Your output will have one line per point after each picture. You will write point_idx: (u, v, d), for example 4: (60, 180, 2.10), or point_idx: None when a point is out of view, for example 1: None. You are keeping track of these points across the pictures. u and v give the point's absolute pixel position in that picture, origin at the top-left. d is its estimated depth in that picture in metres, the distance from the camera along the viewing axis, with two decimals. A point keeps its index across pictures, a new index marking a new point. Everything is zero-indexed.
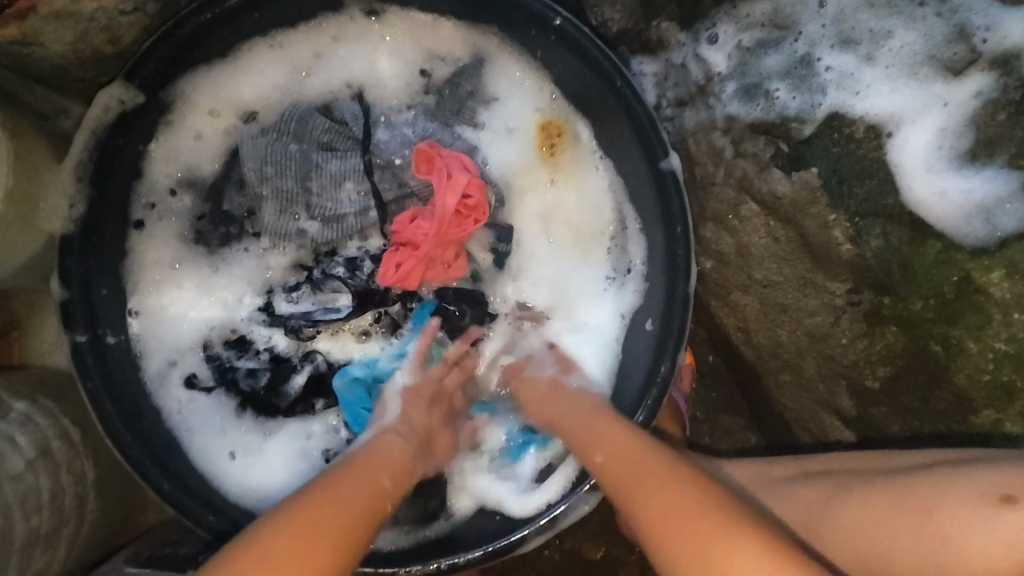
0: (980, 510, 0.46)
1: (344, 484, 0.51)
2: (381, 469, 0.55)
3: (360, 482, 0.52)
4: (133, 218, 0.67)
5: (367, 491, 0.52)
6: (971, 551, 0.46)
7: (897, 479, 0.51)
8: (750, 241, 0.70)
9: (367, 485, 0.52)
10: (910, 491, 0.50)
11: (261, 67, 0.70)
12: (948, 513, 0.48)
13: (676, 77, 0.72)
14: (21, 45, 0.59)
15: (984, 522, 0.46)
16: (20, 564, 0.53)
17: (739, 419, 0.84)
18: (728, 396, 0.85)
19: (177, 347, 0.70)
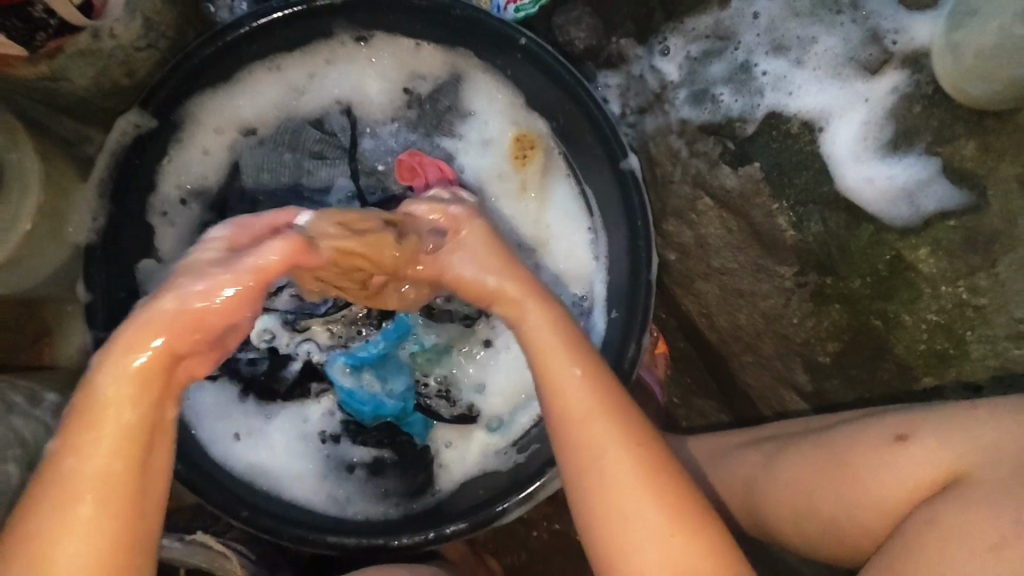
0: (879, 451, 0.54)
1: (105, 460, 0.45)
2: (91, 449, 0.46)
3: (92, 496, 0.45)
4: (150, 227, 0.75)
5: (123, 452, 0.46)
6: (875, 487, 0.53)
7: (818, 437, 0.60)
8: (707, 233, 0.76)
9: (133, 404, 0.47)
10: (836, 441, 0.58)
11: (260, 89, 0.78)
12: (866, 457, 0.55)
13: (636, 88, 0.79)
14: (51, 81, 0.66)
15: (881, 460, 0.54)
16: None
17: (711, 403, 0.90)
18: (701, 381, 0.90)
19: None
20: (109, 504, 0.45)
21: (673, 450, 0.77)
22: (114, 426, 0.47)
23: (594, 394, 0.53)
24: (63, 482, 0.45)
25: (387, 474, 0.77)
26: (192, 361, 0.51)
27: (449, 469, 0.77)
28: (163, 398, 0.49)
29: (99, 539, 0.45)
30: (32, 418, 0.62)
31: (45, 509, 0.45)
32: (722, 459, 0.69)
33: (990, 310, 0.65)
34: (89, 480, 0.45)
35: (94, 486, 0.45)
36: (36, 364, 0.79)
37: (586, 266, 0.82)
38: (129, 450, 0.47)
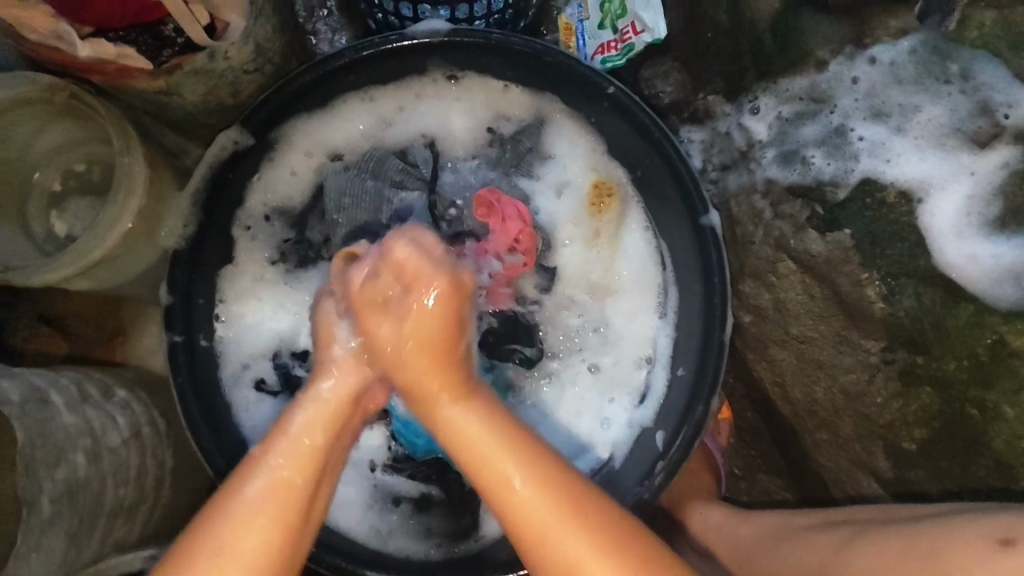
0: (984, 552, 0.49)
1: (272, 491, 0.49)
2: (278, 461, 0.51)
3: (269, 500, 0.49)
4: (232, 238, 0.77)
5: (294, 492, 0.50)
6: None
7: (906, 528, 0.55)
8: (787, 297, 0.73)
9: (302, 448, 0.51)
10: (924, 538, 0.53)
11: (351, 117, 0.81)
12: (961, 560, 0.50)
13: (721, 144, 0.80)
14: (164, 95, 0.70)
15: (987, 564, 0.48)
16: (106, 526, 0.60)
17: (776, 479, 0.84)
18: (765, 456, 0.86)
19: (252, 352, 0.77)
20: (270, 531, 0.48)
21: (734, 525, 0.72)
22: (300, 448, 0.51)
23: (495, 435, 0.51)
24: (253, 486, 0.50)
25: (432, 511, 0.74)
26: (362, 411, 0.56)
27: (494, 515, 0.74)
28: (342, 431, 0.54)
29: (260, 545, 0.48)
30: (102, 411, 0.63)
31: (222, 505, 0.49)
32: (788, 540, 0.64)
33: None
34: (250, 511, 0.48)
35: (257, 520, 0.48)
36: (108, 360, 0.82)
37: (654, 319, 0.80)
38: (310, 473, 0.51)
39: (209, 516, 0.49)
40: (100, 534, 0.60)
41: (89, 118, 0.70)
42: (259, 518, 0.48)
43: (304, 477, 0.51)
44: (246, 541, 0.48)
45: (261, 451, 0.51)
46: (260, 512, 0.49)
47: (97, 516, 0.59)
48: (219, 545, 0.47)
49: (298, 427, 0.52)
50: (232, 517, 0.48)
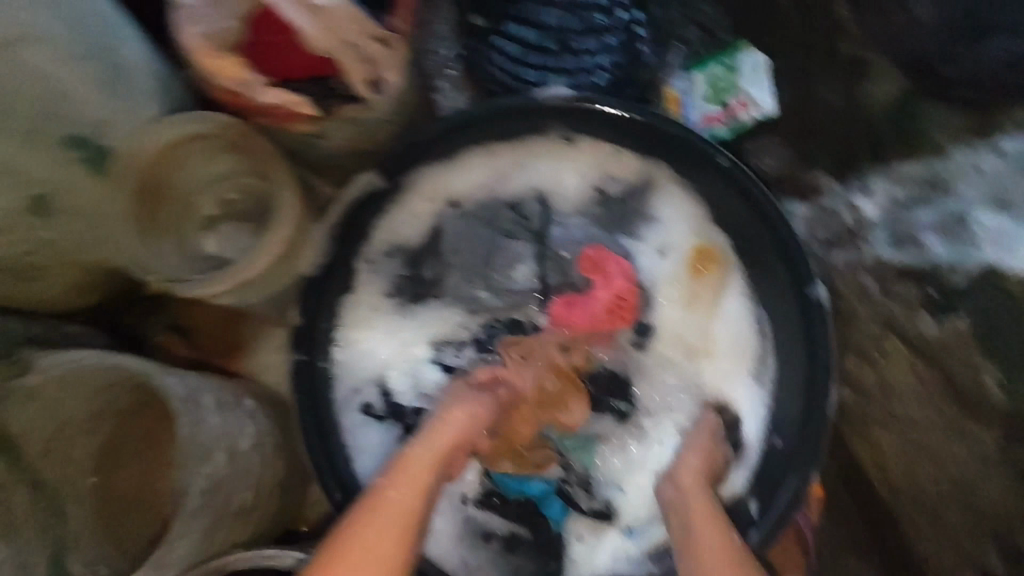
0: None
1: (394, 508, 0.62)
2: (400, 488, 0.64)
3: (390, 515, 0.62)
4: (353, 270, 0.82)
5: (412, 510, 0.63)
6: None
7: None
8: (894, 378, 0.74)
9: (417, 475, 0.66)
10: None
11: (471, 168, 0.85)
12: None
13: (825, 220, 0.81)
14: (313, 138, 0.77)
15: None
16: (230, 524, 0.64)
17: (869, 564, 0.79)
18: (865, 540, 0.79)
19: (361, 378, 0.81)
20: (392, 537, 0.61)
21: None
22: (417, 477, 0.66)
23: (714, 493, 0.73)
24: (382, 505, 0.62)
25: (521, 550, 0.78)
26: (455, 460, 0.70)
27: (576, 562, 0.78)
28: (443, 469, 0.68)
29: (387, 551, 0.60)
30: (238, 416, 0.68)
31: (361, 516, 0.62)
32: None
33: None
34: (380, 522, 0.61)
35: (383, 528, 0.61)
36: (227, 372, 0.90)
37: (749, 387, 0.80)
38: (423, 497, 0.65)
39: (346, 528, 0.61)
40: (226, 531, 0.64)
41: (248, 152, 0.78)
42: (384, 527, 0.61)
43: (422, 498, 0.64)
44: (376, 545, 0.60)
45: (386, 481, 0.65)
46: (389, 522, 0.61)
47: (224, 514, 0.63)
48: (355, 547, 0.59)
49: (415, 458, 0.67)
50: (369, 523, 0.61)
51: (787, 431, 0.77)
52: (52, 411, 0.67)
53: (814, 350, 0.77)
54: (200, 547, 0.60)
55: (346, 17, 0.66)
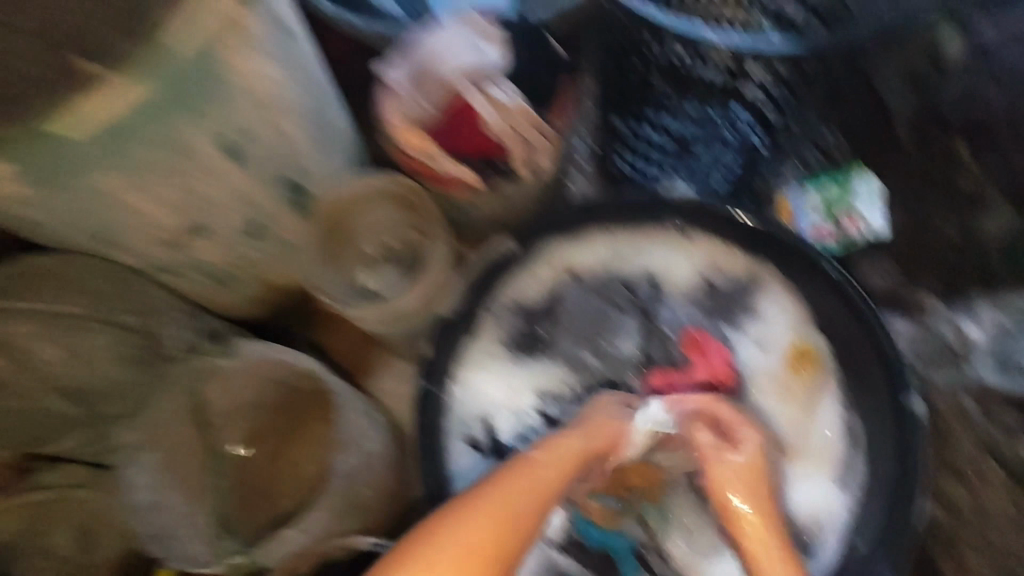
0: None
1: (483, 510, 0.69)
2: (489, 493, 0.71)
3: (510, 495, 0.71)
4: (477, 319, 0.94)
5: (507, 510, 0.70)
6: None
7: None
8: (987, 500, 0.80)
9: (530, 473, 0.74)
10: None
11: (592, 245, 0.96)
12: None
13: (930, 340, 0.87)
14: (467, 205, 0.92)
15: None
16: (354, 515, 0.73)
17: None
18: None
19: (470, 414, 0.92)
20: (478, 533, 0.67)
21: None
22: (522, 472, 0.74)
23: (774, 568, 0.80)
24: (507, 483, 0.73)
25: None
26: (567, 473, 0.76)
27: None
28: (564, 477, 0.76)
29: (467, 540, 0.66)
30: (375, 425, 0.80)
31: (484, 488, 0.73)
32: None
33: None
34: (482, 510, 0.69)
35: (481, 518, 0.68)
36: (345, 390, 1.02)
37: (834, 487, 0.83)
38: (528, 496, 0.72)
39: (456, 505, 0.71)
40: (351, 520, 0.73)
41: (416, 211, 0.94)
42: (473, 529, 0.67)
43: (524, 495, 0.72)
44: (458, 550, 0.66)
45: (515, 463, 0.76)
46: (488, 505, 0.70)
47: (352, 505, 0.72)
48: (449, 532, 0.67)
49: (523, 459, 0.76)
50: (460, 517, 0.68)
51: (870, 535, 0.79)
52: (231, 394, 0.80)
53: (909, 459, 0.80)
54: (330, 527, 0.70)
55: (521, 114, 0.83)
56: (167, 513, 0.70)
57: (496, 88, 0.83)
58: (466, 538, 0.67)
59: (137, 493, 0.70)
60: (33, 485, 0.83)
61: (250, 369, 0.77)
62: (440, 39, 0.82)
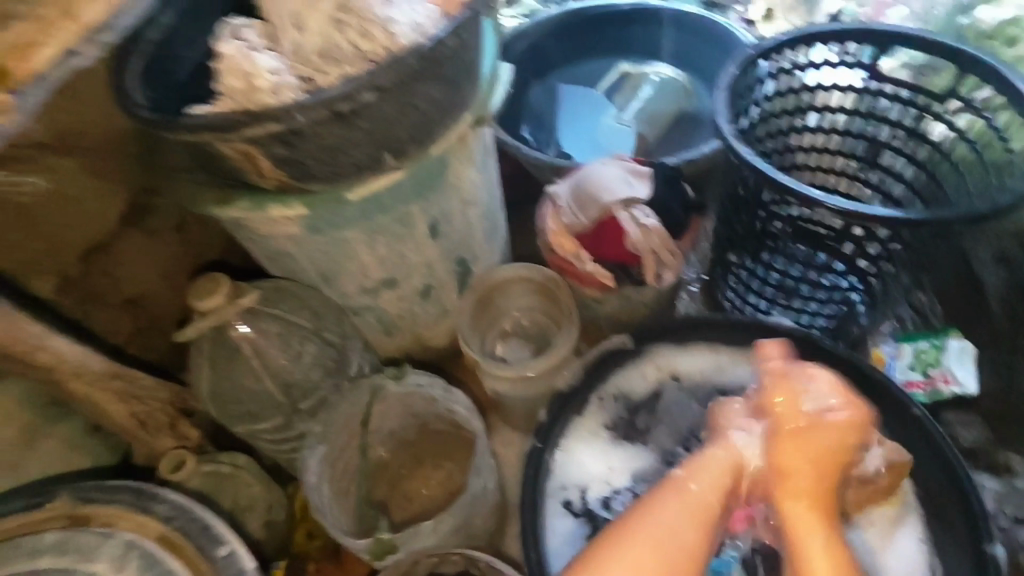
0: None
1: (647, 536, 0.71)
2: (671, 516, 0.73)
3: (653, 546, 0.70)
4: (590, 401, 1.09)
5: (692, 520, 0.73)
6: None
7: None
8: None
9: (690, 508, 0.73)
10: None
11: (696, 357, 1.11)
12: None
13: (1014, 499, 0.96)
14: (595, 303, 1.12)
15: None
16: (467, 534, 0.88)
17: None
18: None
19: (570, 481, 1.03)
20: (653, 556, 0.70)
21: None
22: (690, 506, 0.74)
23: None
24: (649, 520, 0.73)
25: None
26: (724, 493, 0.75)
27: None
28: (714, 505, 0.74)
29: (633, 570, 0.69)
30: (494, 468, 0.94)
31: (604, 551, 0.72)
32: None
33: None
34: (652, 544, 0.71)
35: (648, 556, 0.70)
36: None
37: None
38: (698, 528, 0.73)
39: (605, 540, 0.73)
40: (464, 537, 0.88)
41: (555, 299, 1.13)
42: (649, 554, 0.70)
43: (693, 529, 0.72)
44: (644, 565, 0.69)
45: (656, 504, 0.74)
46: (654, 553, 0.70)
47: (468, 523, 0.87)
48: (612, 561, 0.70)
49: (676, 487, 0.76)
50: (628, 542, 0.71)
51: None
52: (385, 414, 0.99)
53: None
54: (449, 536, 0.85)
55: (656, 235, 1.02)
56: (321, 495, 0.88)
57: (640, 211, 1.02)
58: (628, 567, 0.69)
59: (308, 475, 0.88)
60: (210, 459, 1.03)
61: (407, 393, 0.96)
62: (600, 170, 1.05)
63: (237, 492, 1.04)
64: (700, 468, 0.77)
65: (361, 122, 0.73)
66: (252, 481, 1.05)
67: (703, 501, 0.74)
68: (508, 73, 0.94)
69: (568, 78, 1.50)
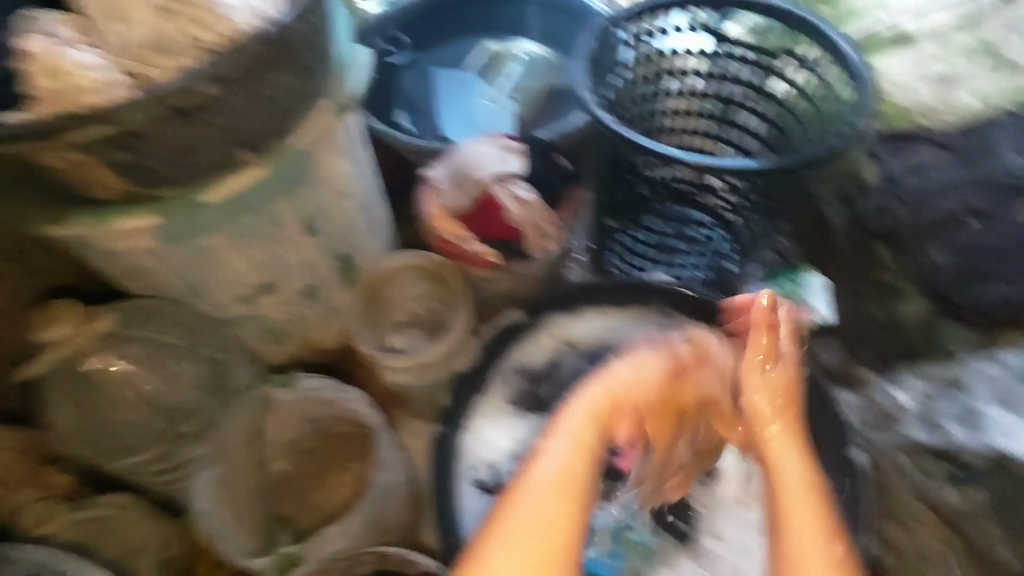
0: None
1: (532, 499, 0.69)
2: (554, 465, 0.72)
3: (539, 502, 0.69)
4: (492, 378, 1.10)
5: (573, 468, 0.72)
6: None
7: None
8: (926, 544, 0.95)
9: (577, 452, 0.74)
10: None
11: (588, 321, 1.14)
12: None
13: (871, 409, 1.06)
14: (483, 282, 1.11)
15: None
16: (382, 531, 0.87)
17: None
18: None
19: (481, 460, 1.03)
20: (562, 511, 0.69)
21: None
22: (550, 476, 0.71)
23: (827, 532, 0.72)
24: (532, 483, 0.71)
25: None
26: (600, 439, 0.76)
27: None
28: (590, 451, 0.74)
29: (535, 530, 0.67)
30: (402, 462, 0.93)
31: (524, 479, 0.72)
32: None
33: None
34: (547, 512, 0.68)
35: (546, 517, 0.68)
36: None
37: None
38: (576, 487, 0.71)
39: (496, 510, 0.70)
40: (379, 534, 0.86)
41: (447, 285, 1.12)
42: (551, 514, 0.68)
43: (566, 482, 0.71)
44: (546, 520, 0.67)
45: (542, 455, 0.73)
46: (553, 510, 0.68)
47: (381, 519, 0.86)
48: (510, 528, 0.67)
49: (541, 450, 0.74)
50: (522, 504, 0.69)
51: None
52: (280, 426, 0.96)
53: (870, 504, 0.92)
54: (363, 537, 0.83)
55: (537, 209, 1.04)
56: (217, 520, 0.83)
57: (518, 186, 1.03)
58: (530, 525, 0.67)
59: (199, 501, 0.83)
60: (85, 507, 0.95)
61: (302, 400, 0.93)
62: (474, 148, 1.04)
63: (121, 535, 0.94)
64: (580, 410, 0.78)
65: (212, 118, 0.69)
66: (141, 520, 0.96)
67: (577, 454, 0.73)
68: (367, 58, 0.92)
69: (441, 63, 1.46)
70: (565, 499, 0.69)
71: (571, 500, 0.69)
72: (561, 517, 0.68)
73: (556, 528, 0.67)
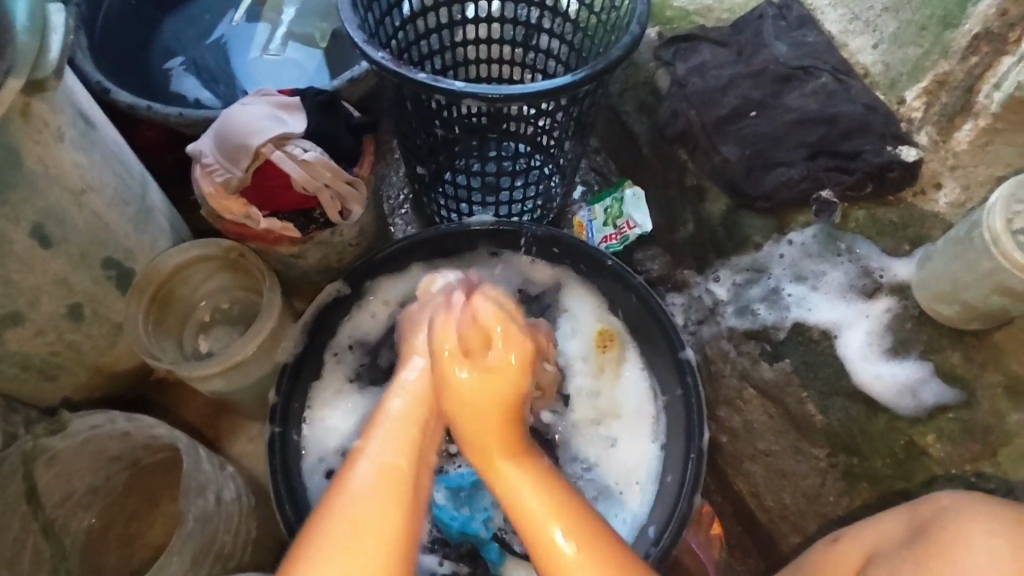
0: (978, 526, 0.65)
1: (357, 501, 0.55)
2: (379, 455, 0.58)
3: (361, 510, 0.54)
4: (323, 362, 0.98)
5: (403, 452, 0.59)
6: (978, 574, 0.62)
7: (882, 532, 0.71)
8: (752, 418, 0.98)
9: (401, 435, 0.60)
10: (935, 530, 0.66)
11: (412, 276, 1.03)
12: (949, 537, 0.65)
13: (695, 307, 1.07)
14: (294, 259, 1.01)
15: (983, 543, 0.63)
16: (216, 562, 0.77)
17: (757, 565, 1.04)
18: (748, 546, 1.05)
19: (326, 449, 0.94)
20: (395, 503, 0.55)
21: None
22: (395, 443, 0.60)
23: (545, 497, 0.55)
24: (349, 490, 0.56)
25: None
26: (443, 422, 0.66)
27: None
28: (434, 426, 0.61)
29: (371, 532, 0.54)
30: (223, 481, 0.82)
31: (339, 491, 0.56)
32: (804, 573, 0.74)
33: (998, 494, 0.82)
34: (361, 520, 0.54)
35: (360, 525, 0.54)
36: (205, 441, 1.05)
37: (655, 448, 0.92)
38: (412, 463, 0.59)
39: (313, 525, 0.56)
40: (211, 563, 0.77)
41: (244, 268, 0.99)
42: (375, 520, 0.54)
43: (393, 476, 0.57)
44: (367, 526, 0.54)
45: (360, 445, 0.60)
46: (377, 512, 0.54)
47: (210, 547, 0.76)
48: (327, 543, 0.53)
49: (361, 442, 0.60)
50: (334, 518, 0.55)
51: (671, 481, 0.87)
52: (64, 479, 0.82)
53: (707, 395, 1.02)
54: None
55: (324, 168, 0.92)
56: None
57: (298, 146, 0.92)
58: (350, 531, 0.54)
59: None
60: None
61: (85, 444, 0.80)
62: (241, 111, 0.92)
63: None
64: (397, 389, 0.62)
65: None
66: None
67: (410, 435, 0.60)
68: (64, 15, 0.74)
69: (217, 16, 1.28)
70: (396, 496, 0.55)
71: (405, 498, 0.56)
72: (393, 519, 0.54)
73: (382, 539, 0.53)
